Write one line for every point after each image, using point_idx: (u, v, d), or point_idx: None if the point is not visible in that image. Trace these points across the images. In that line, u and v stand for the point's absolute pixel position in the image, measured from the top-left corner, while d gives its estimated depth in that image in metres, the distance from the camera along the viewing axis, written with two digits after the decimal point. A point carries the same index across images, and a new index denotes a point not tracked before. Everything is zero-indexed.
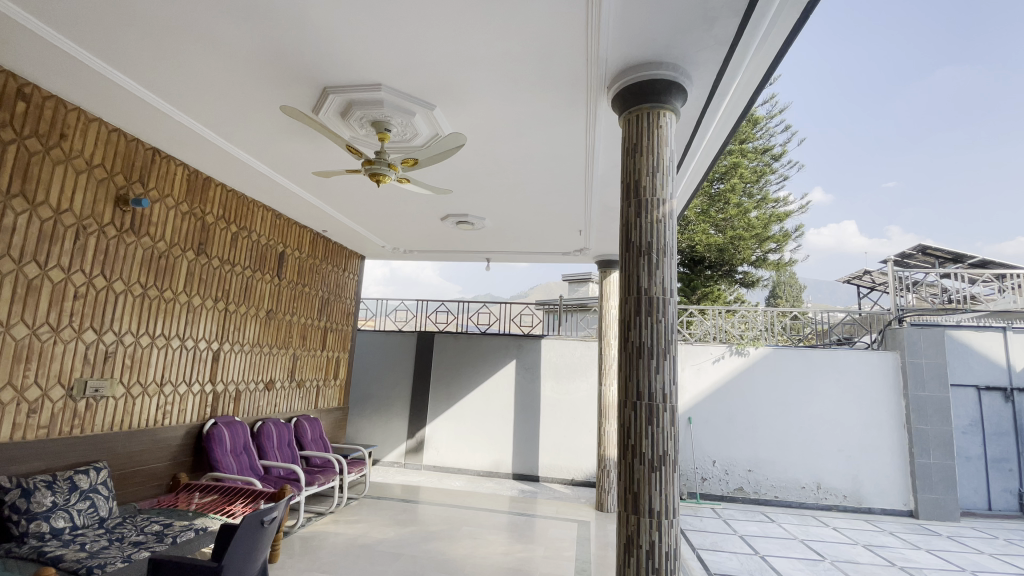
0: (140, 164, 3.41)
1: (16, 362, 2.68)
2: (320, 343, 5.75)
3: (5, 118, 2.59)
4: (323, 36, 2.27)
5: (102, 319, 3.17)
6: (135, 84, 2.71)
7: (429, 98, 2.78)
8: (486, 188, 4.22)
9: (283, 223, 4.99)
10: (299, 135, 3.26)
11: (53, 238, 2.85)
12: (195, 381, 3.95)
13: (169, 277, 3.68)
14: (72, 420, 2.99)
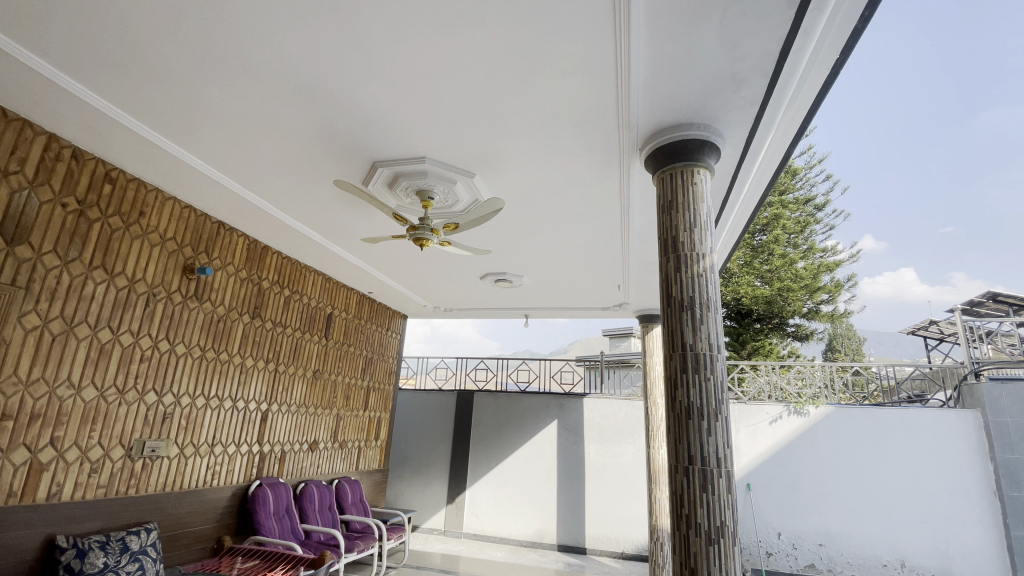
0: (206, 236, 3.71)
1: (84, 423, 2.85)
2: (362, 403, 5.82)
3: (93, 199, 2.92)
4: (372, 115, 2.48)
5: (163, 381, 3.35)
6: (207, 166, 3.02)
7: (469, 166, 2.94)
8: (523, 248, 4.31)
9: (332, 286, 5.24)
10: (349, 205, 3.49)
11: (127, 305, 3.11)
12: (243, 442, 4.04)
13: (226, 340, 3.88)
14: (128, 480, 3.10)
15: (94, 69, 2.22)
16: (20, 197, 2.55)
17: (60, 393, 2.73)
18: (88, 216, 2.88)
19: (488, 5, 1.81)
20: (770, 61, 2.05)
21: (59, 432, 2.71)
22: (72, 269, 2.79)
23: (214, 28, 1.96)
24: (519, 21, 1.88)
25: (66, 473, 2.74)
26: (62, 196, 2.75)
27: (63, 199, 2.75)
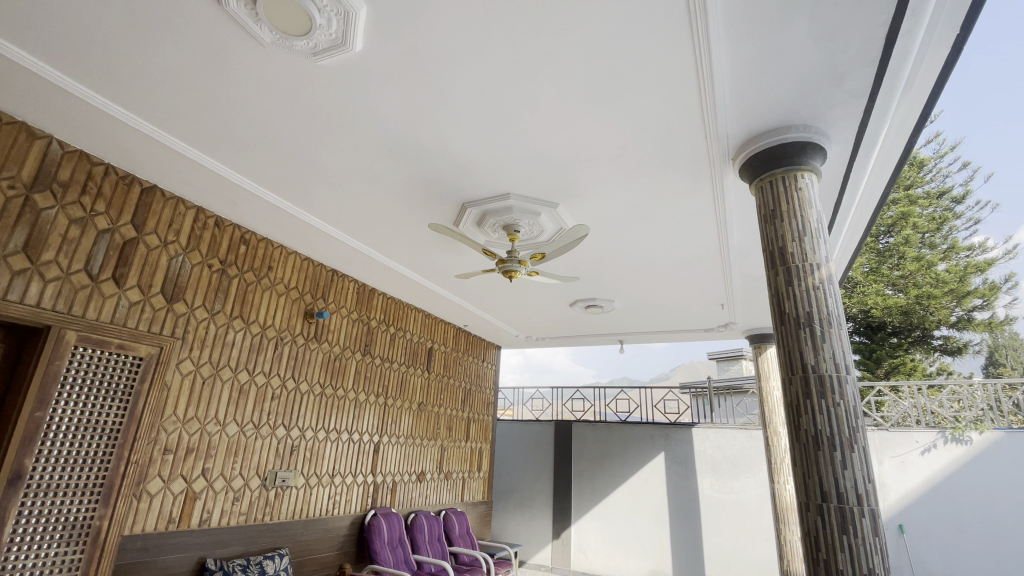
0: (322, 283, 4.11)
1: (228, 455, 3.22)
2: (464, 435, 5.95)
3: (232, 258, 3.37)
4: (458, 160, 2.63)
5: (290, 416, 3.70)
6: (319, 221, 3.37)
7: (553, 197, 2.97)
8: (614, 273, 4.22)
9: (431, 321, 5.51)
10: (441, 245, 3.68)
11: (260, 349, 3.51)
12: (359, 473, 4.31)
13: (342, 376, 4.21)
14: (264, 508, 3.44)
15: (227, 149, 2.60)
16: (176, 262, 3.02)
17: (210, 429, 3.12)
18: (227, 274, 3.33)
19: (561, 40, 1.86)
20: (875, 48, 1.86)
21: (209, 464, 3.10)
22: (217, 319, 3.22)
23: (320, 102, 2.22)
24: (592, 51, 1.90)
25: (214, 501, 3.11)
26: (208, 258, 3.22)
27: (209, 260, 3.21)
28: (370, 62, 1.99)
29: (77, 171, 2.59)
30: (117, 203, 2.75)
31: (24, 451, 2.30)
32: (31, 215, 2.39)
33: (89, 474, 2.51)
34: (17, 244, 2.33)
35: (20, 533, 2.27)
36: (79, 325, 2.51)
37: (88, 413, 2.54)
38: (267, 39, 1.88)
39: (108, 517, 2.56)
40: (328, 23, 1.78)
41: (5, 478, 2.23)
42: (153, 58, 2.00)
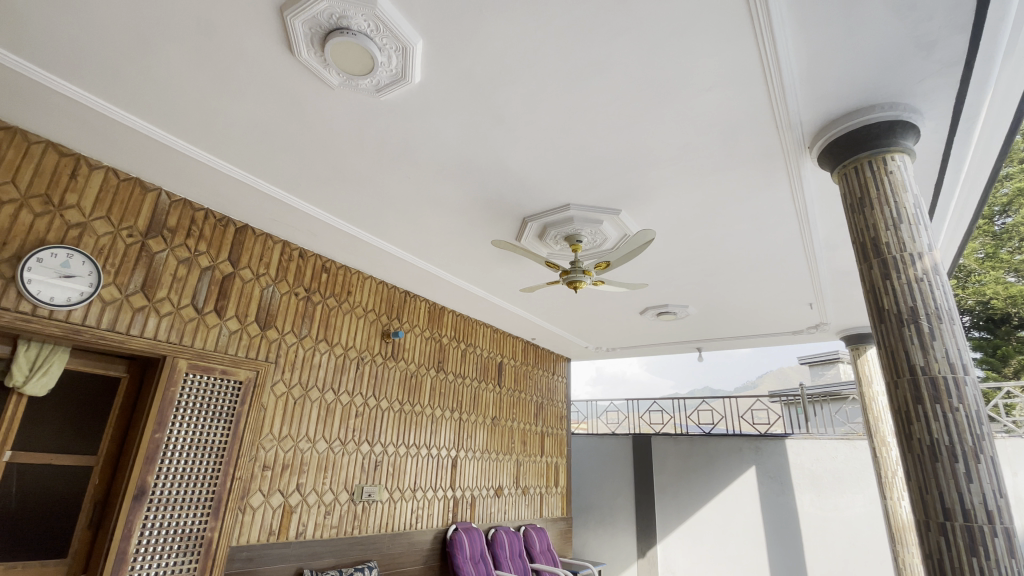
0: (396, 303, 4.30)
1: (319, 471, 3.43)
2: (539, 449, 5.93)
3: (316, 286, 3.63)
4: (518, 176, 2.67)
5: (373, 432, 3.88)
6: (391, 246, 3.54)
7: (615, 204, 2.93)
8: (685, 277, 4.06)
9: (500, 336, 5.58)
10: (506, 261, 3.73)
11: (344, 369, 3.72)
12: (439, 488, 4.42)
13: (418, 393, 4.36)
14: (352, 521, 3.61)
15: (305, 186, 2.82)
16: (268, 292, 3.30)
17: (302, 445, 3.34)
18: (312, 300, 3.58)
19: (613, 47, 1.85)
20: (967, 10, 1.68)
21: (302, 479, 3.32)
22: (304, 343, 3.47)
23: (385, 134, 2.36)
24: (646, 53, 1.87)
25: (308, 515, 3.31)
26: (295, 286, 3.48)
27: (295, 288, 3.48)
28: (429, 92, 2.08)
29: (182, 217, 2.92)
30: (216, 242, 3.07)
31: (146, 469, 2.58)
32: (147, 259, 2.72)
33: (200, 489, 2.77)
34: (136, 285, 2.66)
35: (146, 542, 2.55)
36: (188, 354, 2.81)
37: (197, 434, 2.81)
38: (335, 81, 2.03)
39: (218, 529, 2.80)
40: (389, 59, 1.90)
41: (131, 493, 2.52)
42: (239, 111, 2.22)
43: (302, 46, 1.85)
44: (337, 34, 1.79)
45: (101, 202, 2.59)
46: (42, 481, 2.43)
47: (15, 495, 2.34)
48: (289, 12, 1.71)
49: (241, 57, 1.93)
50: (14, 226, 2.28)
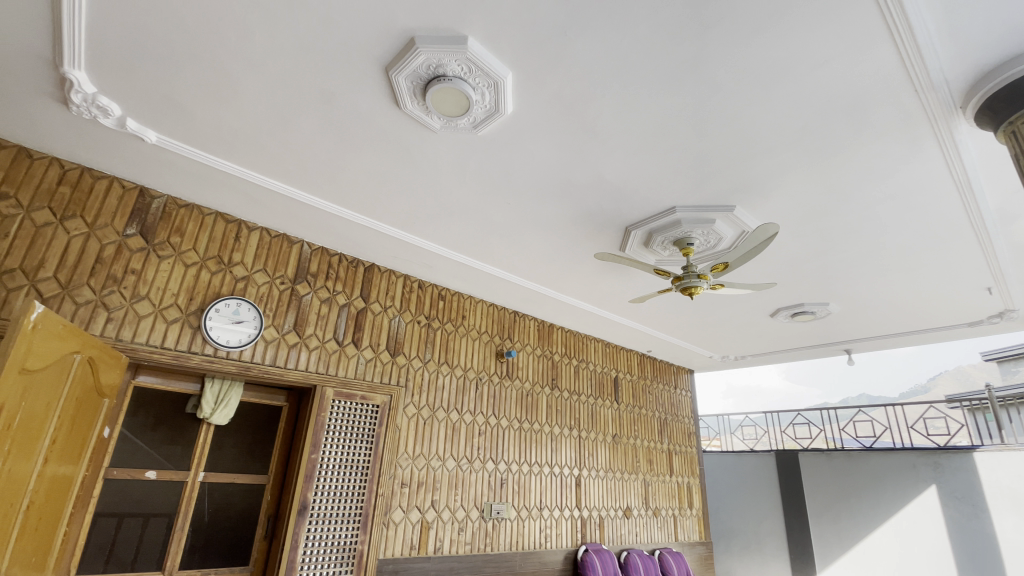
0: (507, 324, 4.43)
1: (450, 488, 3.61)
2: (666, 467, 5.63)
3: (434, 313, 3.88)
4: (617, 186, 2.64)
5: (496, 451, 3.99)
6: (499, 270, 3.68)
7: (726, 201, 2.76)
8: (817, 271, 3.65)
9: (613, 350, 5.46)
10: (613, 273, 3.67)
11: (465, 391, 3.91)
12: (565, 507, 4.39)
13: (536, 411, 4.41)
14: (484, 538, 3.73)
15: (419, 223, 3.07)
16: (394, 322, 3.61)
17: (434, 464, 3.56)
18: (432, 326, 3.84)
19: (706, 40, 1.77)
20: None
21: (436, 496, 3.52)
22: (428, 367, 3.72)
23: (485, 166, 2.49)
24: (744, 38, 1.77)
25: (443, 531, 3.50)
26: (416, 315, 3.76)
27: (417, 317, 3.76)
28: (522, 119, 2.17)
29: (321, 262, 3.33)
30: (349, 281, 3.44)
31: (306, 487, 2.93)
32: (296, 301, 3.13)
33: (350, 505, 3.07)
34: (289, 324, 3.08)
35: (310, 552, 2.87)
36: (334, 383, 3.17)
37: (344, 454, 3.14)
38: (437, 125, 2.20)
39: (367, 542, 3.08)
40: (483, 95, 2.01)
41: (296, 508, 2.87)
42: (359, 164, 2.51)
43: (406, 98, 2.05)
44: (435, 82, 1.95)
45: (259, 257, 3.06)
46: (226, 498, 2.85)
47: (208, 512, 2.78)
48: (394, 69, 1.91)
49: (358, 117, 2.18)
50: (199, 284, 2.79)
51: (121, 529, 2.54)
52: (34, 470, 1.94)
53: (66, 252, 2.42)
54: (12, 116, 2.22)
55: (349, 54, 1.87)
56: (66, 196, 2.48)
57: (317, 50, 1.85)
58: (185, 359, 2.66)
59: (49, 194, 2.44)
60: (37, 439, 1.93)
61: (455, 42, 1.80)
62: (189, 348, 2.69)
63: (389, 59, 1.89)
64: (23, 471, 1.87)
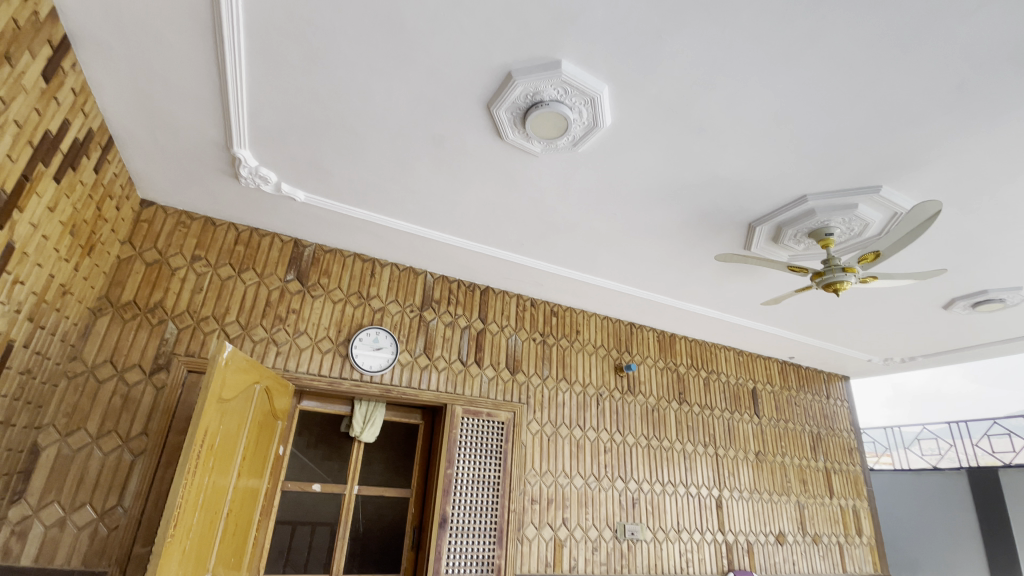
0: (625, 337, 4.31)
1: (581, 505, 3.59)
2: (824, 489, 4.98)
3: (550, 329, 3.94)
4: (732, 182, 2.48)
5: (625, 469, 3.88)
6: (612, 282, 3.62)
7: (867, 182, 2.43)
8: (1003, 250, 3.02)
9: (746, 358, 5.02)
10: (737, 274, 3.41)
11: (586, 407, 3.88)
12: (707, 530, 4.09)
13: (664, 427, 4.20)
14: (621, 559, 3.63)
15: (528, 245, 3.15)
16: (512, 341, 3.73)
17: (562, 480, 3.57)
18: (548, 343, 3.89)
19: (822, 11, 1.62)
20: None
21: (567, 513, 3.52)
22: (547, 383, 3.76)
23: (589, 180, 2.50)
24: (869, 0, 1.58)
25: (577, 550, 3.47)
26: (532, 332, 3.85)
27: (533, 335, 3.84)
28: (622, 129, 2.15)
29: (443, 289, 3.57)
30: (468, 305, 3.64)
31: (445, 500, 3.13)
32: (424, 327, 3.40)
33: (486, 519, 3.20)
34: (420, 348, 3.35)
35: (452, 564, 3.04)
36: (462, 401, 3.36)
37: (476, 470, 3.29)
38: (538, 148, 2.27)
39: (504, 556, 3.18)
40: (580, 112, 2.04)
41: (437, 521, 3.07)
42: (470, 196, 2.67)
43: (507, 128, 2.15)
44: (534, 109, 2.03)
45: (390, 290, 3.38)
46: (377, 509, 3.15)
47: (363, 522, 3.09)
48: (494, 104, 2.02)
49: (466, 153, 2.34)
50: (343, 317, 3.17)
51: (295, 536, 2.92)
52: (230, 482, 2.34)
53: (243, 299, 2.92)
54: (200, 194, 2.77)
55: (454, 97, 2.02)
56: (240, 252, 2.99)
57: (427, 98, 2.04)
58: (337, 383, 3.02)
59: (228, 252, 2.96)
60: (232, 457, 2.32)
61: (550, 67, 1.86)
62: (339, 373, 3.06)
63: (489, 95, 2.02)
64: (222, 483, 2.26)
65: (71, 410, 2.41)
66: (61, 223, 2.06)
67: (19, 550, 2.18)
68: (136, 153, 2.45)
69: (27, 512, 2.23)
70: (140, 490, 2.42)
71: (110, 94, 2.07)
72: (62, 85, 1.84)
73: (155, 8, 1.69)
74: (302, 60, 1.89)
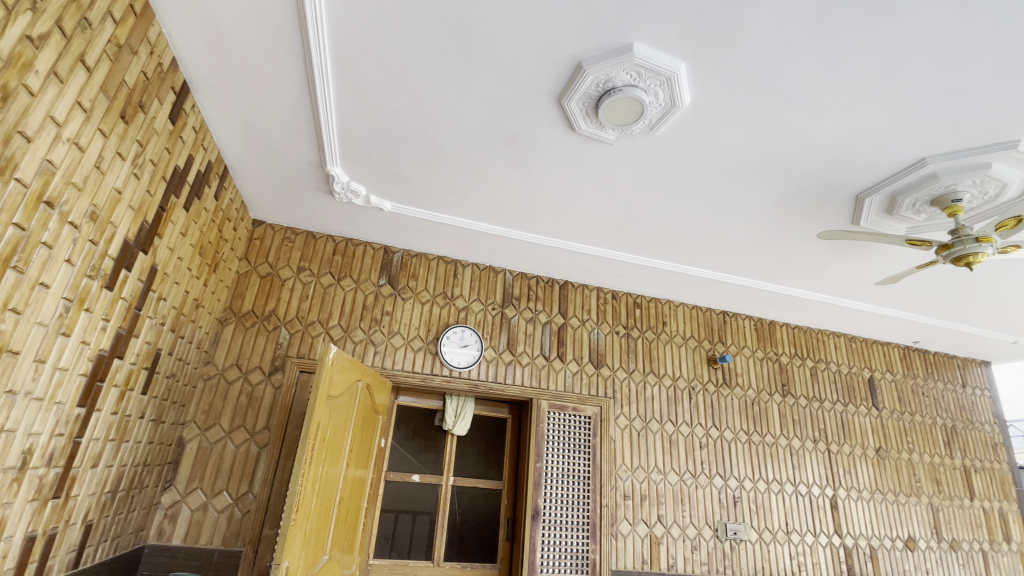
0: (717, 327, 4.08)
1: (677, 502, 3.47)
2: (963, 490, 4.39)
3: (634, 322, 3.83)
4: (831, 152, 2.25)
5: (724, 465, 3.68)
6: (699, 269, 3.44)
7: (1003, 137, 2.10)
8: None
9: (860, 345, 4.54)
10: (843, 253, 3.10)
11: (677, 401, 3.73)
12: (821, 532, 3.78)
13: (765, 421, 3.93)
14: (723, 560, 3.46)
15: (607, 236, 3.09)
16: (595, 335, 3.68)
17: (655, 477, 3.47)
18: (633, 336, 3.79)
19: None
20: None
21: (662, 510, 3.42)
22: (634, 377, 3.67)
23: (668, 164, 2.40)
24: None
25: (675, 548, 3.36)
26: (616, 325, 3.77)
27: (617, 328, 3.76)
28: (703, 107, 2.04)
29: (523, 286, 3.61)
30: (549, 300, 3.65)
31: (536, 493, 3.17)
32: (507, 324, 3.46)
33: (578, 514, 3.20)
34: (504, 344, 3.42)
35: (547, 556, 3.07)
36: (547, 396, 3.39)
37: (567, 464, 3.29)
38: (613, 137, 2.22)
39: (599, 551, 3.16)
40: (656, 94, 1.97)
41: (530, 514, 3.12)
42: (545, 191, 2.68)
43: (580, 120, 2.13)
44: (606, 97, 1.99)
45: (473, 289, 3.48)
46: (472, 501, 3.26)
47: (459, 512, 3.23)
48: (566, 97, 2.01)
49: (540, 149, 2.35)
50: (431, 317, 3.32)
51: (398, 523, 3.11)
52: (340, 472, 2.54)
53: (342, 304, 3.15)
54: (301, 211, 3.03)
55: (525, 94, 2.04)
56: (338, 262, 3.24)
57: (499, 99, 2.07)
58: (428, 380, 3.18)
59: (328, 262, 3.22)
60: (340, 448, 2.52)
61: (621, 52, 1.81)
62: (430, 370, 3.21)
63: (560, 89, 2.01)
64: (334, 473, 2.47)
65: (208, 408, 2.77)
66: (191, 246, 2.36)
67: (171, 530, 2.56)
68: (247, 178, 2.74)
69: (176, 497, 2.61)
70: (267, 479, 2.70)
71: (223, 128, 2.34)
72: (184, 124, 2.10)
73: (253, 46, 1.87)
74: (382, 76, 2.00)
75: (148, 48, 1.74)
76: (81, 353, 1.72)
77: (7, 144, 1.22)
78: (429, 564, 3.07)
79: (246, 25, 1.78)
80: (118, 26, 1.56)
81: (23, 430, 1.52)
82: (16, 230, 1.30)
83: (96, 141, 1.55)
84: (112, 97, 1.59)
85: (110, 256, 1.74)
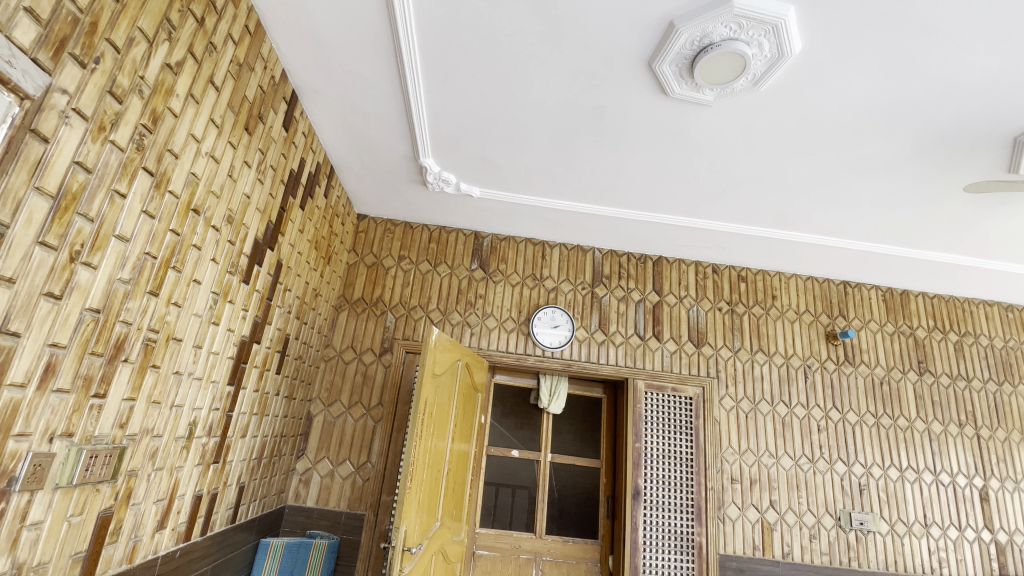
0: (836, 299, 3.70)
1: (791, 488, 3.24)
2: None
3: (738, 296, 3.59)
4: (983, 90, 1.91)
5: (847, 450, 3.37)
6: (812, 236, 3.13)
7: None
8: None
9: (1020, 315, 3.88)
10: (996, 207, 2.64)
11: (790, 380, 3.46)
12: (968, 527, 3.34)
13: (897, 402, 3.52)
14: (847, 551, 3.19)
15: (705, 205, 2.91)
16: (694, 312, 3.51)
17: (766, 461, 3.27)
18: (737, 312, 3.56)
19: None
20: None
21: (775, 496, 3.22)
22: (740, 356, 3.46)
23: (775, 121, 2.19)
24: None
25: (791, 535, 3.16)
26: (717, 301, 3.56)
27: (718, 303, 3.56)
28: (817, 54, 1.83)
29: (614, 264, 3.53)
30: (642, 277, 3.54)
31: (636, 473, 3.14)
32: (599, 304, 3.42)
33: (682, 495, 3.13)
34: (596, 324, 3.39)
35: (649, 537, 3.04)
36: (643, 376, 3.31)
37: (667, 444, 3.21)
38: (712, 97, 2.07)
39: (705, 534, 3.07)
40: (760, 46, 1.80)
41: (630, 493, 3.10)
42: (636, 164, 2.57)
43: (672, 84, 2.01)
44: (702, 56, 1.86)
45: (563, 269, 3.47)
46: (570, 477, 3.32)
47: (558, 488, 3.30)
48: (658, 61, 1.91)
49: (629, 120, 2.26)
50: (523, 299, 3.37)
51: (499, 496, 3.24)
52: (446, 446, 2.71)
53: (440, 289, 3.31)
54: (399, 202, 3.20)
55: (613, 64, 1.96)
56: (434, 249, 3.39)
57: (585, 72, 2.01)
58: (523, 360, 3.25)
59: (425, 250, 3.38)
60: (445, 424, 2.67)
61: (719, 5, 1.68)
62: (524, 350, 3.27)
63: (650, 53, 1.90)
64: (441, 446, 2.63)
65: (330, 386, 3.07)
66: (308, 241, 2.61)
67: (305, 493, 2.90)
68: (350, 176, 2.95)
69: (308, 465, 2.95)
70: (382, 451, 2.95)
71: (328, 131, 2.53)
72: (296, 131, 2.30)
73: (350, 50, 1.99)
74: (467, 64, 2.03)
75: (262, 63, 1.92)
76: (228, 339, 1.98)
77: (161, 161, 1.42)
78: (531, 536, 3.18)
79: (343, 32, 1.90)
80: (237, 46, 1.73)
81: (188, 405, 1.79)
82: (172, 235, 1.51)
83: (227, 152, 1.75)
84: (237, 111, 1.78)
85: (245, 253, 1.97)
